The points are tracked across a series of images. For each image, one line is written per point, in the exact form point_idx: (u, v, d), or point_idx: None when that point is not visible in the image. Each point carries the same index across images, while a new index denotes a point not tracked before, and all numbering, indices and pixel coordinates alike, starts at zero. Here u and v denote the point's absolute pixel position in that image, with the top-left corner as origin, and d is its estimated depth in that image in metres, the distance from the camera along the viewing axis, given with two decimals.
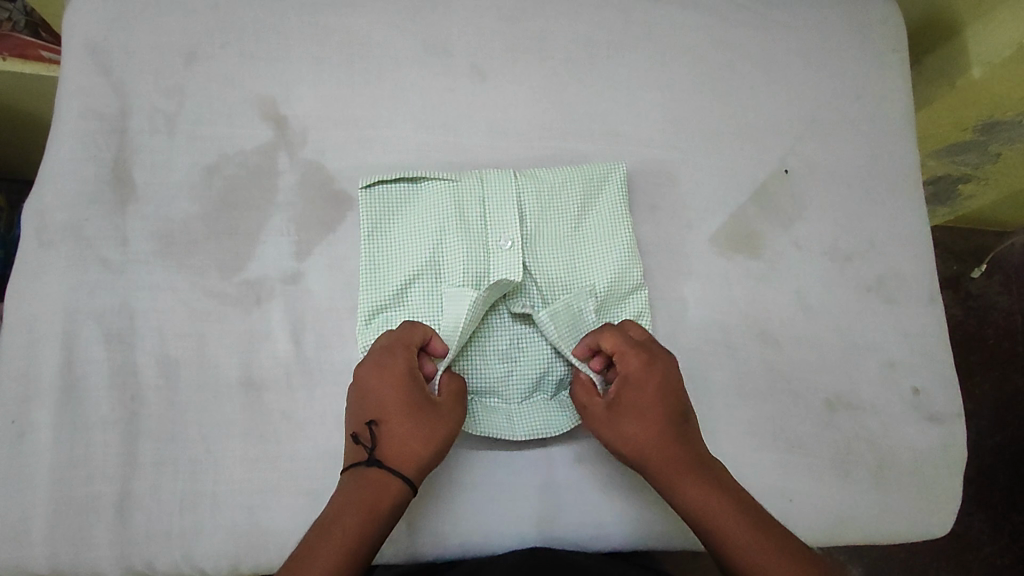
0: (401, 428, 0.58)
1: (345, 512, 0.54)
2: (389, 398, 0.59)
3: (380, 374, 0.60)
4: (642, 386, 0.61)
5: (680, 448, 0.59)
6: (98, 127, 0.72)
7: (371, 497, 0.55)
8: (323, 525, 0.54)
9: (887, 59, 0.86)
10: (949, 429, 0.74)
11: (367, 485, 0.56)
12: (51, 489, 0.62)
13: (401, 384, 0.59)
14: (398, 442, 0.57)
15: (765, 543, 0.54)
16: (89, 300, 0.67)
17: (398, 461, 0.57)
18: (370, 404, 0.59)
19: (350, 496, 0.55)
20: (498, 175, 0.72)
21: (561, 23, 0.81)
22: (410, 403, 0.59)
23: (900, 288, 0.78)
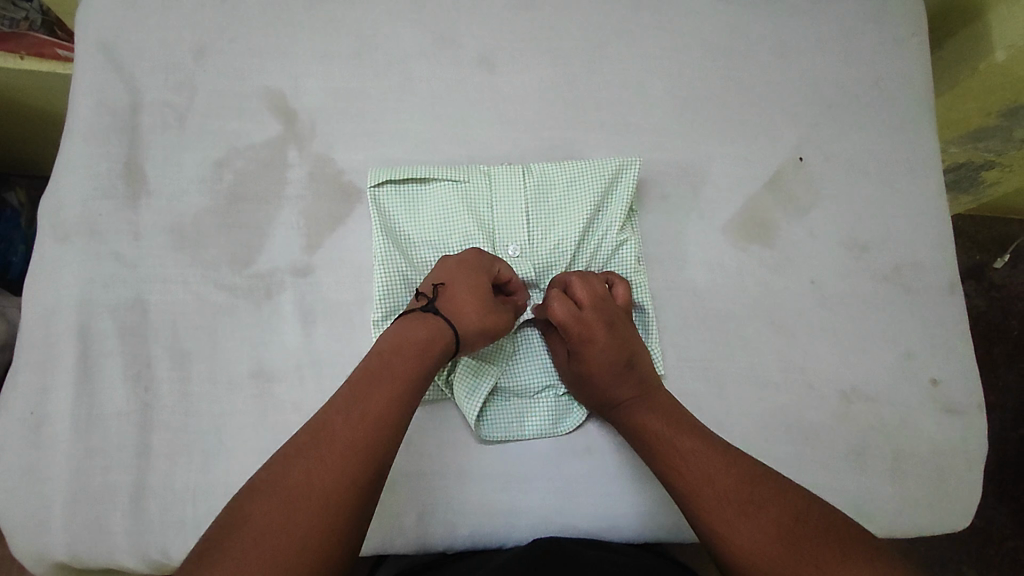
0: (463, 293, 0.62)
1: (406, 347, 0.58)
2: (465, 273, 0.64)
3: (457, 258, 0.65)
4: (582, 345, 0.64)
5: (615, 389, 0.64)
6: (111, 123, 0.73)
7: (420, 343, 0.59)
8: (378, 367, 0.57)
9: (906, 42, 0.84)
10: (969, 420, 0.72)
11: (425, 328, 0.60)
12: (69, 478, 0.63)
13: (479, 269, 0.64)
14: (461, 304, 0.62)
15: (693, 444, 0.60)
16: (104, 291, 0.68)
17: (452, 316, 0.61)
18: (444, 272, 0.64)
19: (393, 343, 0.59)
20: (507, 172, 0.72)
21: (570, 12, 0.80)
22: (481, 286, 0.63)
23: (920, 277, 0.76)
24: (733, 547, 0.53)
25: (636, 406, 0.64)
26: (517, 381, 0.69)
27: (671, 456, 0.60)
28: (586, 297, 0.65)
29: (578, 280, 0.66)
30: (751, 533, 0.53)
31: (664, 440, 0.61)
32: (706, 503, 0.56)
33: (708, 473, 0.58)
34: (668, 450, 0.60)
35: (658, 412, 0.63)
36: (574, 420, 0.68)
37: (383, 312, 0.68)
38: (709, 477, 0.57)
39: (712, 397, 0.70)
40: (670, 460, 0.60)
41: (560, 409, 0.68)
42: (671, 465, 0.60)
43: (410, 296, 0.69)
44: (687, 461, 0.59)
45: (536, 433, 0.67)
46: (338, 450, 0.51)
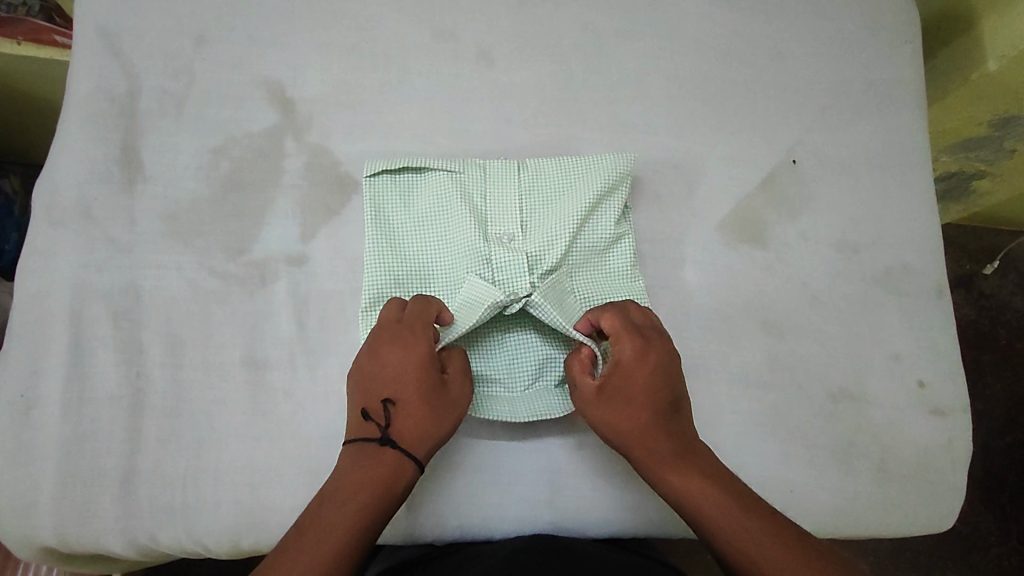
0: (416, 408, 0.59)
1: (368, 472, 0.57)
2: (403, 375, 0.60)
3: (393, 354, 0.61)
4: (643, 372, 0.61)
5: (657, 428, 0.60)
6: (109, 108, 0.73)
7: (374, 477, 0.57)
8: (362, 460, 0.58)
9: (900, 49, 0.85)
10: (954, 422, 0.73)
11: (379, 464, 0.57)
12: (57, 461, 0.63)
13: (420, 364, 0.60)
14: (414, 420, 0.59)
15: (695, 475, 0.58)
16: (97, 275, 0.67)
17: (408, 440, 0.58)
18: (383, 384, 0.60)
19: (359, 476, 0.57)
20: (500, 163, 0.72)
21: (569, 10, 0.81)
22: (424, 384, 0.60)
23: (909, 280, 0.77)
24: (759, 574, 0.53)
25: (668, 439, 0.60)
26: (509, 369, 0.68)
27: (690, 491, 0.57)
28: (644, 319, 0.64)
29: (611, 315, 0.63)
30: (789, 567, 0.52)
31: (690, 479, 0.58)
32: (736, 538, 0.54)
33: (734, 513, 0.56)
34: (687, 487, 0.58)
35: (671, 440, 0.60)
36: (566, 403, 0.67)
37: (371, 298, 0.68)
38: (725, 509, 0.56)
39: (701, 393, 0.70)
40: (696, 502, 0.57)
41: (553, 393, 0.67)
42: (693, 499, 0.57)
43: (400, 285, 0.69)
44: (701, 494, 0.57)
45: (530, 416, 0.67)
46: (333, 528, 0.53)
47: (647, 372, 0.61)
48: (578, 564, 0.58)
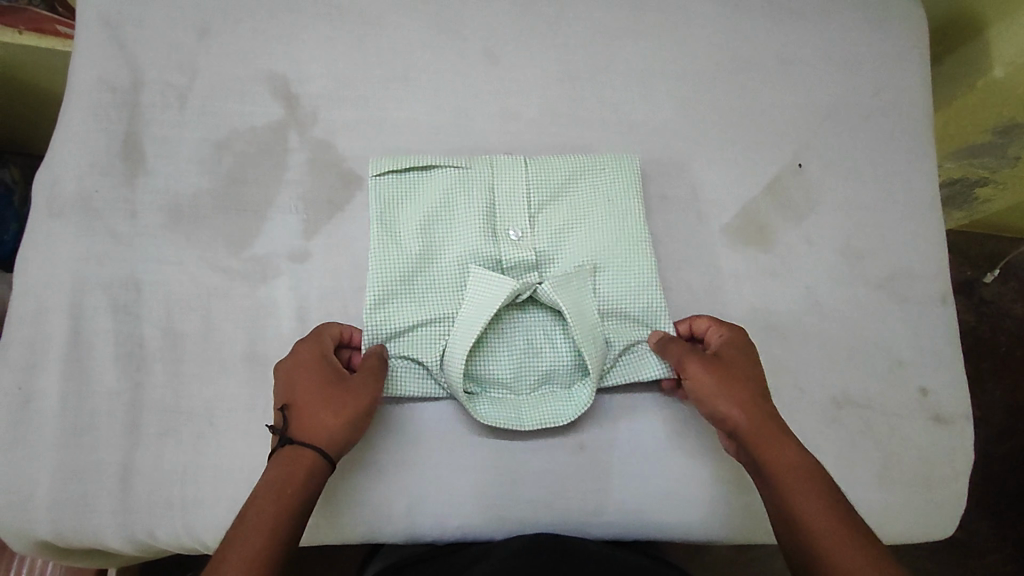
0: (319, 410, 0.58)
1: (286, 479, 0.55)
2: (298, 384, 0.59)
3: (284, 364, 0.61)
4: (738, 357, 0.64)
5: (756, 405, 0.61)
6: (111, 100, 0.72)
7: (289, 480, 0.54)
8: (270, 475, 0.55)
9: (908, 54, 0.84)
10: (956, 430, 0.73)
11: (289, 466, 0.55)
12: (55, 455, 0.62)
13: (312, 364, 0.60)
14: (313, 416, 0.57)
15: (793, 461, 0.58)
16: (97, 268, 0.67)
17: (310, 437, 0.57)
18: (285, 389, 0.59)
19: (276, 478, 0.54)
20: (509, 163, 0.72)
21: (576, 9, 0.80)
22: (315, 382, 0.59)
23: (913, 286, 0.77)
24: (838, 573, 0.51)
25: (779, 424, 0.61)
26: (518, 374, 0.69)
27: (786, 474, 0.58)
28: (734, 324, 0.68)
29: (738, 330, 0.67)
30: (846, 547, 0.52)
31: (791, 460, 0.58)
32: (826, 529, 0.54)
33: (819, 502, 0.55)
34: (787, 467, 0.58)
35: (774, 424, 0.61)
36: (572, 411, 0.66)
37: (378, 298, 0.67)
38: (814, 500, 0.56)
39: None
40: (791, 484, 0.57)
41: (561, 400, 0.67)
42: (786, 483, 0.57)
43: (406, 286, 0.68)
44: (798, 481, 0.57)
45: (535, 424, 0.66)
46: (245, 544, 0.50)
47: (742, 359, 0.64)
48: (578, 565, 0.58)
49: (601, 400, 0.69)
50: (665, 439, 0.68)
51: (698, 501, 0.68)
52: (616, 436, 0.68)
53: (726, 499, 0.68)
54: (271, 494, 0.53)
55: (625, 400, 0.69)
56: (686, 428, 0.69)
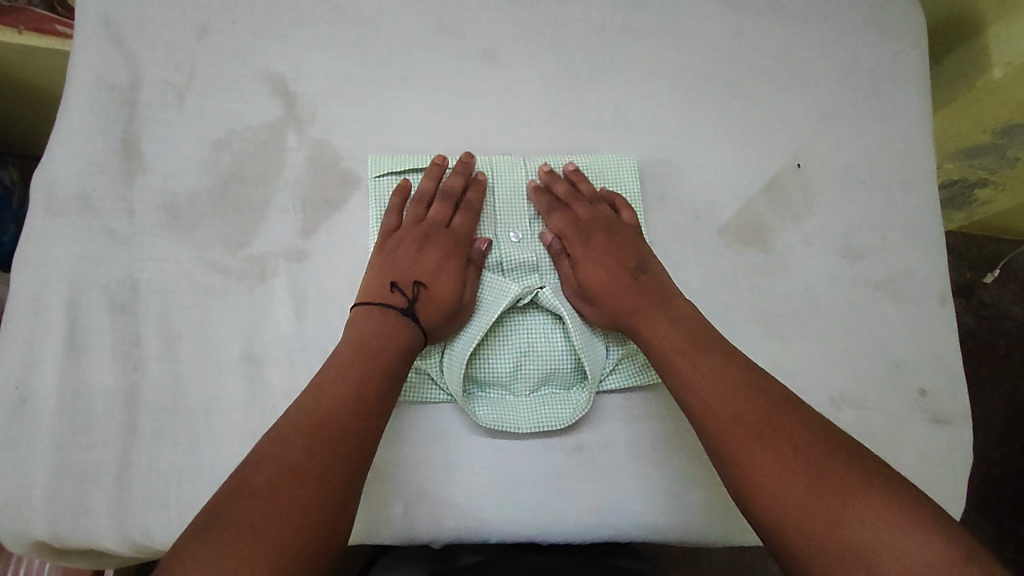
0: (440, 302, 0.66)
1: (390, 346, 0.61)
2: (439, 273, 0.67)
3: (406, 237, 0.69)
4: (595, 259, 0.69)
5: (643, 310, 0.65)
6: (109, 99, 0.72)
7: (401, 347, 0.62)
8: (337, 373, 0.58)
9: (907, 55, 0.84)
10: (955, 431, 0.73)
11: (402, 332, 0.63)
12: (51, 454, 0.62)
13: (455, 265, 0.68)
14: (436, 305, 0.66)
15: (716, 392, 0.58)
16: (95, 267, 0.67)
17: (429, 321, 0.65)
18: (414, 268, 0.67)
19: (377, 341, 0.61)
20: (507, 166, 0.74)
21: (575, 9, 0.80)
22: (453, 288, 0.67)
23: (912, 287, 0.77)
24: (792, 524, 0.50)
25: (676, 327, 0.63)
26: (515, 378, 0.68)
27: (716, 416, 0.57)
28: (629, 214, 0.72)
29: (564, 211, 0.71)
30: (788, 484, 0.52)
31: (707, 392, 0.59)
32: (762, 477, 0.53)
33: (761, 450, 0.54)
34: (711, 406, 0.58)
35: (689, 344, 0.62)
36: (569, 415, 0.67)
37: None
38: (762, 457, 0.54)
39: None
40: (724, 429, 0.56)
41: (559, 404, 0.68)
42: (723, 431, 0.56)
43: None
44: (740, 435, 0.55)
45: (532, 427, 0.66)
46: (299, 474, 0.51)
47: (597, 262, 0.69)
48: None
49: (599, 401, 0.69)
50: (662, 440, 0.68)
51: (696, 502, 0.67)
52: (614, 437, 0.68)
53: (724, 501, 0.68)
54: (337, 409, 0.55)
55: (623, 401, 0.69)
56: (684, 429, 0.69)
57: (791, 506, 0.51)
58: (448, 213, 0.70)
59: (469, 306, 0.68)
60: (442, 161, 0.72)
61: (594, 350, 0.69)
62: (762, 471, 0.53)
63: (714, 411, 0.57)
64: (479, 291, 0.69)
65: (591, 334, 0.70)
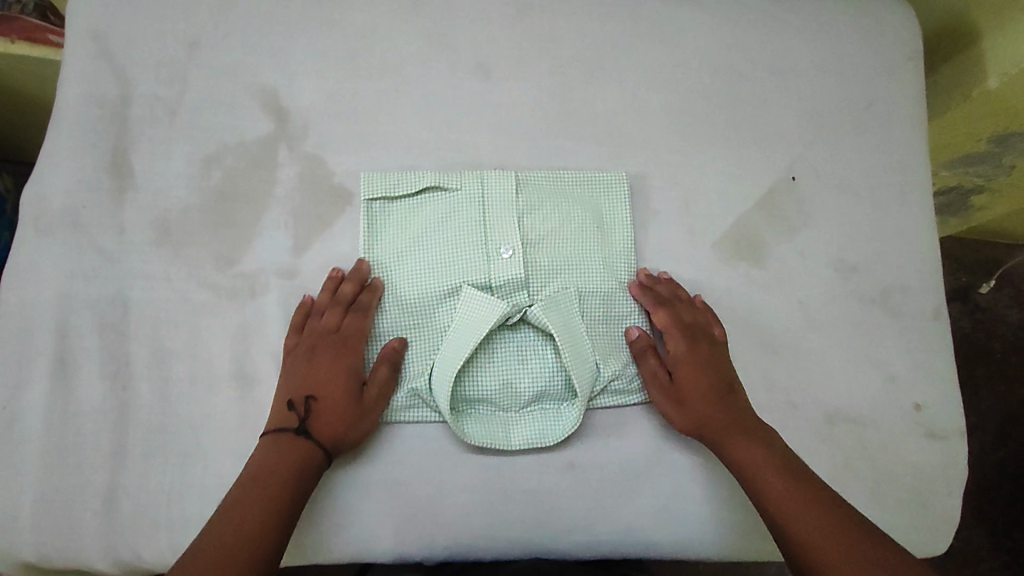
0: (336, 412, 0.62)
1: (273, 477, 0.58)
2: (330, 381, 0.64)
3: (304, 354, 0.65)
4: (696, 335, 0.69)
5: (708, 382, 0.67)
6: (99, 114, 0.72)
7: (283, 472, 0.59)
8: (242, 492, 0.57)
9: (901, 67, 0.84)
10: (950, 446, 0.73)
11: (289, 456, 0.60)
12: (40, 476, 0.62)
13: (348, 379, 0.64)
14: (331, 419, 0.62)
15: (752, 453, 0.63)
16: (85, 286, 0.66)
17: (324, 436, 0.61)
18: (311, 381, 0.64)
19: (270, 467, 0.59)
20: (498, 180, 0.72)
21: (568, 22, 0.80)
22: (345, 394, 0.63)
23: (906, 301, 0.77)
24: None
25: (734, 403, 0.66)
26: (506, 395, 0.68)
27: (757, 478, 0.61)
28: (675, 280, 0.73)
29: (671, 283, 0.72)
30: (813, 529, 0.57)
31: (750, 456, 0.63)
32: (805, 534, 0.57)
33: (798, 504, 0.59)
34: (758, 472, 0.62)
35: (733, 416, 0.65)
36: (560, 432, 0.67)
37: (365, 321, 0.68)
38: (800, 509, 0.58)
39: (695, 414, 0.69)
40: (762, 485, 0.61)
41: (550, 421, 0.68)
42: (767, 494, 0.60)
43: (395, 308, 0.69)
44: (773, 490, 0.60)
45: (523, 445, 0.66)
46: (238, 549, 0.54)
47: (685, 336, 0.69)
48: None
49: (592, 418, 0.69)
50: (655, 457, 0.68)
51: (690, 520, 0.67)
52: (607, 455, 0.68)
53: (717, 517, 0.68)
54: (256, 502, 0.57)
55: (615, 417, 0.69)
56: (677, 446, 0.69)
57: (826, 560, 0.55)
58: (338, 317, 0.66)
59: (458, 326, 0.67)
60: (340, 273, 0.69)
61: (585, 369, 0.68)
62: (799, 528, 0.57)
63: (751, 473, 0.62)
64: (467, 310, 0.67)
65: (583, 351, 0.68)
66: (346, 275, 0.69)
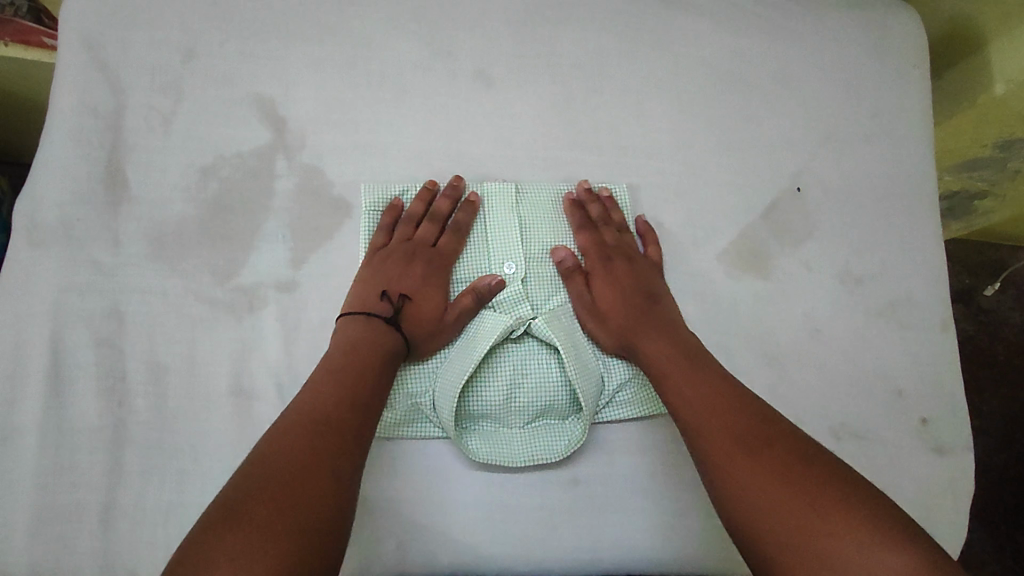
0: (426, 314, 0.66)
1: (358, 377, 0.59)
2: (423, 287, 0.68)
3: (373, 272, 0.68)
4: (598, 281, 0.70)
5: (654, 332, 0.65)
6: (93, 124, 0.70)
7: (366, 349, 0.62)
8: (322, 387, 0.58)
9: (907, 74, 0.83)
10: (957, 459, 0.72)
11: (369, 331, 0.63)
12: (34, 496, 0.61)
13: (439, 285, 0.69)
14: (424, 321, 0.66)
15: (709, 406, 0.59)
16: (79, 301, 0.65)
17: (413, 330, 0.65)
18: (401, 283, 0.67)
19: (354, 347, 0.61)
20: (499, 195, 0.72)
21: (569, 28, 0.78)
22: (438, 302, 0.67)
23: (913, 312, 0.76)
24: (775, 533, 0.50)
25: (688, 351, 0.63)
26: (510, 411, 0.67)
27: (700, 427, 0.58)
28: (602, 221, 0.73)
29: (593, 232, 0.72)
30: (768, 489, 0.52)
31: (694, 404, 0.59)
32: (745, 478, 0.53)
33: (741, 452, 0.55)
34: (700, 421, 0.58)
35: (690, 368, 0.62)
36: (565, 449, 0.66)
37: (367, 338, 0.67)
38: (746, 462, 0.54)
39: None
40: (708, 440, 0.57)
41: (554, 438, 0.67)
42: (707, 443, 0.57)
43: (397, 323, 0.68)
44: (721, 441, 0.56)
45: (528, 462, 0.65)
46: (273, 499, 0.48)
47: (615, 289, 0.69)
48: None
49: (595, 433, 0.68)
50: (659, 473, 0.67)
51: (696, 536, 0.66)
52: (611, 470, 0.67)
53: (723, 532, 0.67)
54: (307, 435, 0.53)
55: (619, 433, 0.68)
56: (681, 461, 0.68)
57: (770, 508, 0.51)
58: (435, 233, 0.71)
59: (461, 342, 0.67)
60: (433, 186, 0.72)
61: (590, 384, 0.66)
62: (747, 484, 0.53)
63: (695, 424, 0.58)
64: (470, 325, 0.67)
65: (587, 367, 0.67)
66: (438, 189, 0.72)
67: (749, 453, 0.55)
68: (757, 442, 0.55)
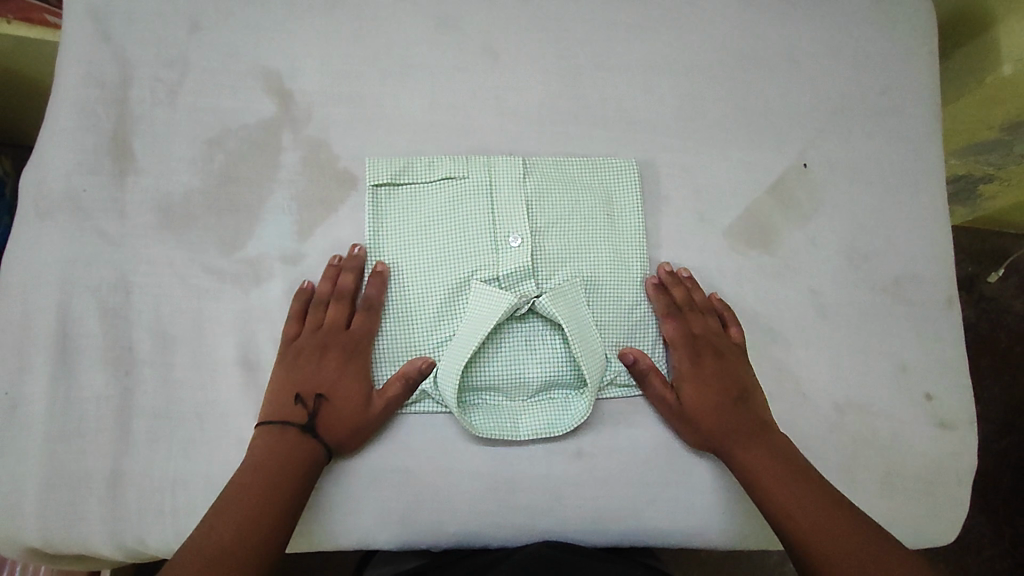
0: (345, 413, 0.62)
1: (281, 477, 0.59)
2: (341, 381, 0.64)
3: (287, 370, 0.64)
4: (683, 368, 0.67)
5: (731, 414, 0.65)
6: (99, 95, 0.70)
7: (280, 464, 0.59)
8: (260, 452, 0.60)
9: (916, 51, 0.82)
10: (960, 435, 0.72)
11: (284, 446, 0.60)
12: (42, 462, 0.61)
13: (358, 376, 0.64)
14: (341, 422, 0.62)
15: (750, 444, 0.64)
16: (86, 270, 0.65)
17: (333, 434, 0.62)
18: (317, 380, 0.63)
19: (267, 462, 0.59)
20: (506, 167, 0.71)
21: (577, 3, 0.78)
22: (357, 396, 0.63)
23: (918, 289, 0.76)
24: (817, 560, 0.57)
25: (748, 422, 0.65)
26: (515, 386, 0.67)
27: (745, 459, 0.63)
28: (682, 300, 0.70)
29: (679, 320, 0.69)
30: (804, 506, 0.60)
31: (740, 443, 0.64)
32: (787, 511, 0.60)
33: (789, 487, 0.61)
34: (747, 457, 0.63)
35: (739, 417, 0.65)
36: (568, 423, 0.66)
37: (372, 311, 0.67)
38: (790, 496, 0.61)
39: None
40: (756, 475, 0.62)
41: (558, 412, 0.67)
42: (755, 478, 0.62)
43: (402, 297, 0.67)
44: (771, 477, 0.62)
45: (531, 435, 0.66)
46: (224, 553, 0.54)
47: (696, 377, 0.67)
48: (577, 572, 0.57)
49: (600, 406, 0.68)
50: (664, 446, 0.67)
51: (699, 508, 0.67)
52: (616, 443, 0.67)
53: (726, 505, 0.67)
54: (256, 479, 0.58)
55: (624, 406, 0.68)
56: None
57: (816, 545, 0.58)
58: (347, 314, 0.66)
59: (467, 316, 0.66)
60: (340, 259, 0.68)
61: (595, 359, 0.66)
62: (788, 514, 0.60)
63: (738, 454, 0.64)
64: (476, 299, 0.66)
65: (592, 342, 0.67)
66: (345, 262, 0.68)
67: (789, 495, 0.61)
68: (796, 485, 0.61)
